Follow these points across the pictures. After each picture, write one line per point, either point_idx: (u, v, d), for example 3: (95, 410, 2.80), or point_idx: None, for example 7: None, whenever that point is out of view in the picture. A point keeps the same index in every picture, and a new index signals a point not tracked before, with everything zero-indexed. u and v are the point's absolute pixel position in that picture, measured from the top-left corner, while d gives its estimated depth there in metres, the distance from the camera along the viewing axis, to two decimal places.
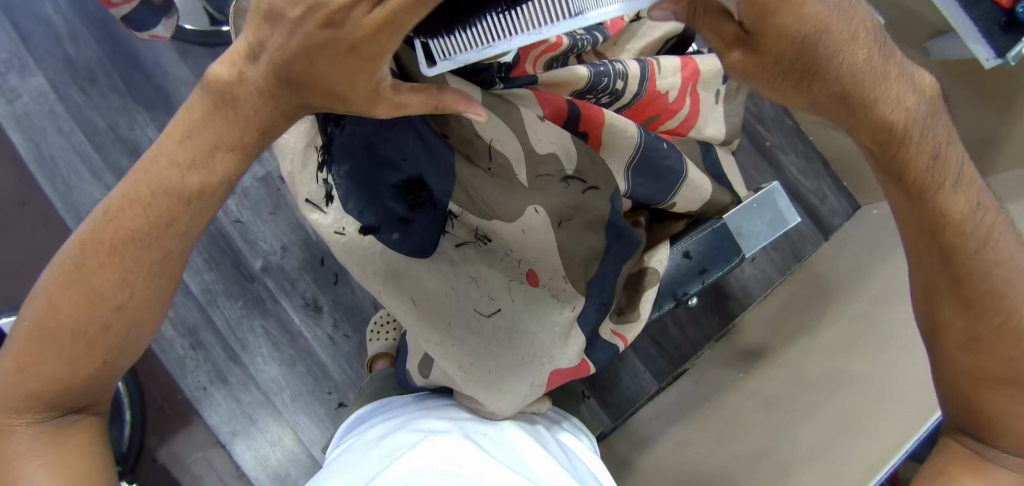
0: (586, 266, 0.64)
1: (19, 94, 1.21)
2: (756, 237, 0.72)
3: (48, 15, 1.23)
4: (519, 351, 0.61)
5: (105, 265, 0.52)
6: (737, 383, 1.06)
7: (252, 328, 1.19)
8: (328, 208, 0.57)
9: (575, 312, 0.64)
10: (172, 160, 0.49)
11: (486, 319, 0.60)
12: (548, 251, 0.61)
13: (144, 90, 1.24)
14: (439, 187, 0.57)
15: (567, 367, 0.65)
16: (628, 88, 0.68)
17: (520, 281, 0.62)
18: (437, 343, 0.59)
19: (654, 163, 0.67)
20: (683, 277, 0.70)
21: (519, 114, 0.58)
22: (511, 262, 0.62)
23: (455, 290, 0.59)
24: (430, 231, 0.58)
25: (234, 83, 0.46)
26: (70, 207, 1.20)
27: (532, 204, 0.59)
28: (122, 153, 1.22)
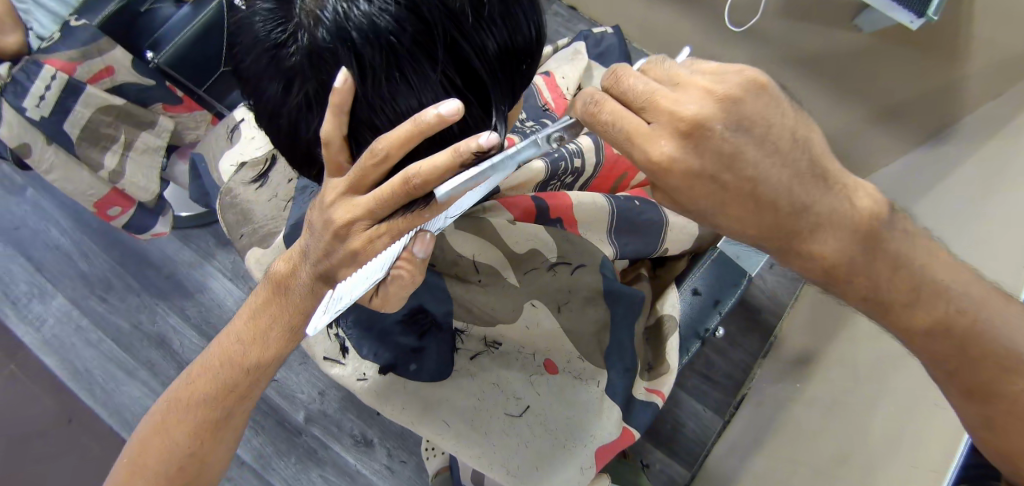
0: (597, 339, 0.65)
1: (45, 319, 1.29)
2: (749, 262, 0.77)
3: (59, 240, 1.33)
4: (559, 439, 0.64)
5: (181, 418, 0.57)
6: (795, 395, 1.03)
7: (310, 480, 1.19)
8: (346, 360, 0.62)
9: (601, 386, 0.65)
10: (236, 336, 0.56)
11: (519, 418, 0.63)
12: (556, 338, 0.64)
13: (157, 282, 1.31)
14: (438, 309, 0.61)
15: (611, 440, 0.65)
16: (587, 161, 0.71)
17: (539, 373, 0.65)
18: (478, 456, 0.61)
19: (631, 221, 0.69)
20: (701, 313, 0.73)
21: (489, 225, 0.62)
22: (527, 357, 0.65)
23: (483, 400, 0.63)
24: (443, 352, 0.61)
25: (288, 275, 0.53)
26: (112, 410, 1.23)
27: (529, 299, 0.63)
28: (150, 346, 1.26)
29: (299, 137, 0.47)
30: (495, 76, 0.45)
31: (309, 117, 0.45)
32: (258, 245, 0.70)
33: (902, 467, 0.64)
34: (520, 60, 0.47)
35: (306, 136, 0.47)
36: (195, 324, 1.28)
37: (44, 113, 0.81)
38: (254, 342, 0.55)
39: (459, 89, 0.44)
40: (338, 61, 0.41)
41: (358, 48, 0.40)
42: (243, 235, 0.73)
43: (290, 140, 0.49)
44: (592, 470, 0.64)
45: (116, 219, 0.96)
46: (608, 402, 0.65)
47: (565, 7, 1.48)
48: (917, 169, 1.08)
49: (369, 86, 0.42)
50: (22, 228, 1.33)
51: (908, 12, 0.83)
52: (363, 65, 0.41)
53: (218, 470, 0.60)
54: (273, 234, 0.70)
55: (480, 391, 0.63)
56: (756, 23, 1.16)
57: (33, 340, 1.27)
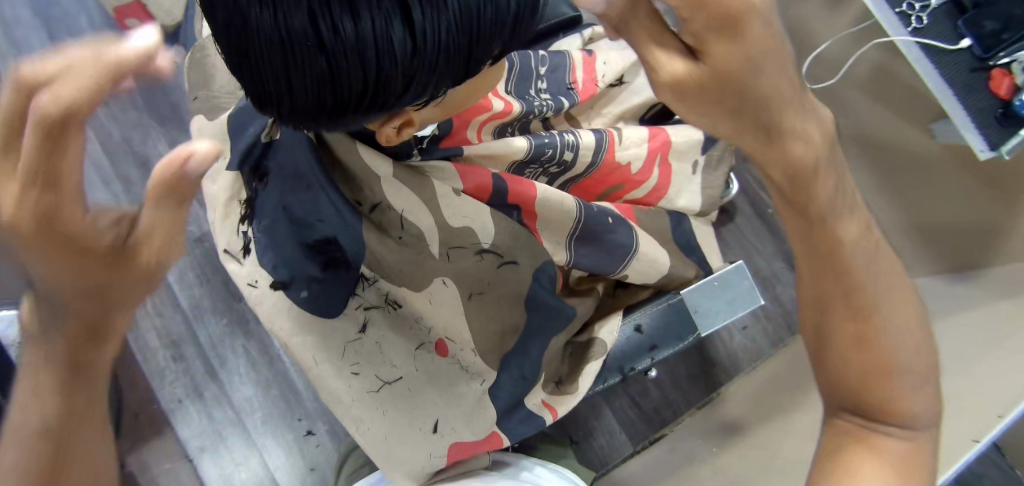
0: (501, 338, 0.65)
1: None
2: (714, 317, 0.69)
3: None
4: (418, 419, 0.62)
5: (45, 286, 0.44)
6: (707, 457, 1.03)
7: (234, 346, 1.21)
8: (245, 260, 0.59)
9: (484, 385, 0.65)
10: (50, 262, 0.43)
11: (387, 384, 0.61)
12: (456, 322, 0.63)
13: (161, 106, 1.28)
14: (351, 247, 0.58)
15: (471, 441, 0.65)
16: (580, 159, 0.70)
17: (426, 350, 0.64)
18: (336, 403, 0.60)
19: (597, 235, 0.68)
20: (634, 351, 0.68)
21: (432, 187, 0.59)
22: (422, 331, 0.64)
23: (357, 353, 0.60)
24: (339, 291, 0.59)
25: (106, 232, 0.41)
26: None
27: (440, 276, 0.61)
28: (133, 164, 1.26)
29: (213, 27, 0.40)
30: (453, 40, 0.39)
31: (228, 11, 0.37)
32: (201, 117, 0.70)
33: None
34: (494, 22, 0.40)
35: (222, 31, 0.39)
36: None
37: None
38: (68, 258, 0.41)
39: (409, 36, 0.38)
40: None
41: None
42: (198, 98, 0.71)
43: (210, 32, 0.40)
44: (442, 460, 0.63)
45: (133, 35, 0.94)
46: (485, 403, 0.65)
47: None
48: (916, 297, 1.04)
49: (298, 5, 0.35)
50: None
51: (982, 139, 0.76)
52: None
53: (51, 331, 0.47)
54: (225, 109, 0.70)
55: (357, 343, 0.60)
56: (833, 86, 1.09)
57: None
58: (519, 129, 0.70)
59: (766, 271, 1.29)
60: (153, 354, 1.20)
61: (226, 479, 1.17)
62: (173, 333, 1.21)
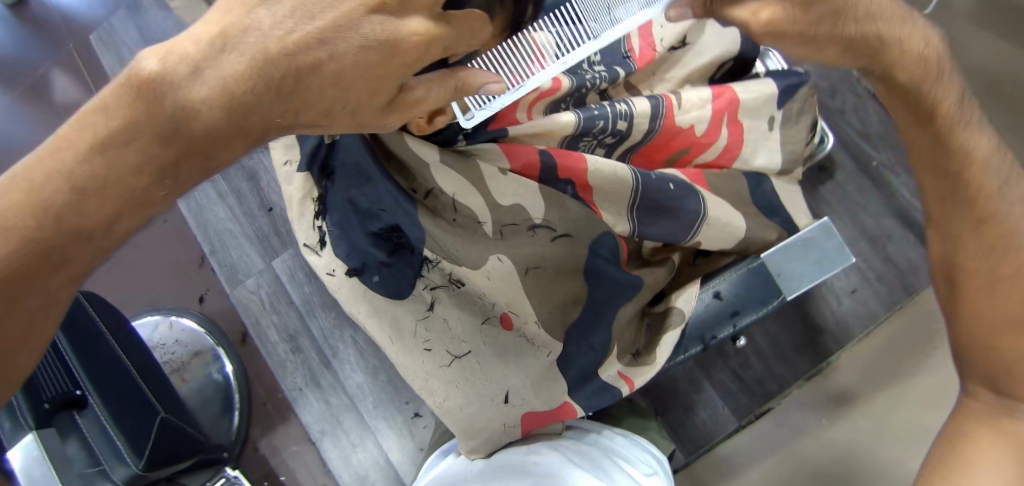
0: (564, 312, 0.65)
1: None
2: (800, 279, 0.65)
3: None
4: (491, 392, 0.64)
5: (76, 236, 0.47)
6: (816, 430, 0.97)
7: (343, 338, 1.32)
8: (322, 252, 0.65)
9: (551, 357, 0.65)
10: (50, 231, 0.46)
11: (457, 359, 0.63)
12: (519, 299, 0.62)
13: None
14: (413, 233, 0.59)
15: (544, 410, 0.66)
16: (636, 127, 0.67)
17: (492, 324, 0.64)
18: (415, 377, 0.63)
19: (659, 204, 0.66)
20: (713, 320, 0.65)
21: (478, 167, 0.60)
22: (487, 305, 0.63)
23: (426, 331, 0.62)
24: (406, 275, 0.61)
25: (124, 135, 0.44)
26: (201, 224, 1.40)
27: (495, 253, 0.60)
28: (242, 178, 1.40)
29: None
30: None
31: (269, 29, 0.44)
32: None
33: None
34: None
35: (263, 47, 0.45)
36: None
37: None
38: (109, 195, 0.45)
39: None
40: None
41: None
42: None
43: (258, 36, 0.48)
44: (516, 430, 0.66)
45: None
46: (554, 372, 0.66)
47: None
48: None
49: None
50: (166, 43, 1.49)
51: None
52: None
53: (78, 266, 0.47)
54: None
55: (426, 321, 0.62)
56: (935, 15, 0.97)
57: None
58: (573, 103, 0.69)
59: (875, 229, 1.18)
60: (274, 348, 1.33)
61: (346, 459, 1.28)
62: (290, 328, 1.33)
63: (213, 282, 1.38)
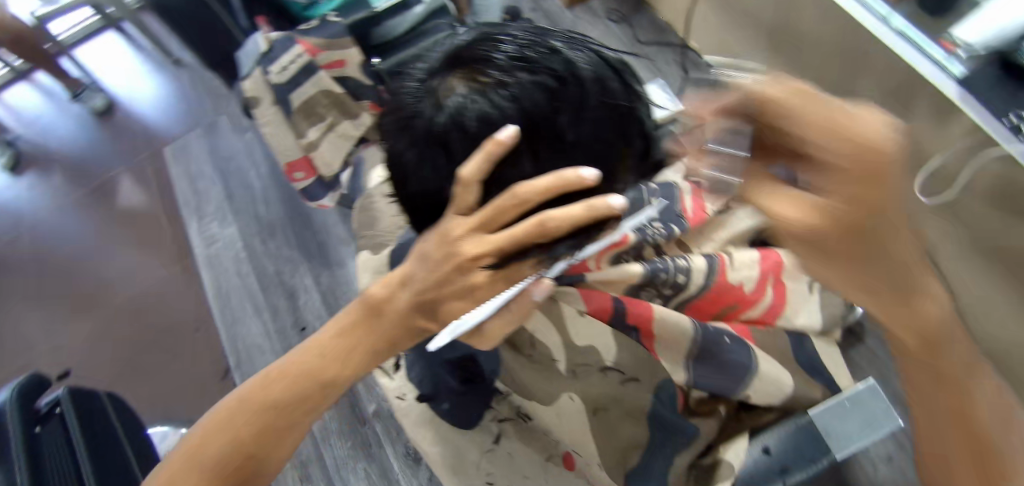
0: (622, 457, 0.66)
1: (217, 240, 1.54)
2: (853, 440, 0.63)
3: (253, 182, 1.59)
4: None
5: (280, 381, 0.60)
6: None
7: (354, 469, 1.26)
8: (394, 375, 0.77)
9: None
10: (320, 350, 0.60)
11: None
12: (581, 439, 0.67)
13: (308, 243, 1.49)
14: (488, 366, 0.70)
15: None
16: (692, 281, 0.73)
17: (554, 461, 0.72)
18: None
19: (713, 355, 0.68)
20: (763, 476, 0.62)
21: (559, 309, 0.67)
22: (549, 442, 0.73)
23: (490, 459, 0.72)
24: (478, 403, 0.72)
25: (383, 300, 0.58)
26: (231, 336, 1.42)
27: (566, 391, 0.66)
28: (280, 293, 1.44)
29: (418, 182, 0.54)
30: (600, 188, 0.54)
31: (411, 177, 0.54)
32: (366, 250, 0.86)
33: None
34: (608, 165, 0.53)
35: (411, 185, 0.55)
36: (321, 290, 1.43)
37: (281, 80, 1.01)
38: (335, 360, 0.59)
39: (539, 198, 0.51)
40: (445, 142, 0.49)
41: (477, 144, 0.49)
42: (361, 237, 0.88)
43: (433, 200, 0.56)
44: None
45: (299, 183, 1.12)
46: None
47: None
48: None
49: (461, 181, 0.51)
50: (238, 159, 1.63)
51: None
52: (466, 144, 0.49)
53: (281, 456, 0.62)
54: (385, 245, 0.86)
55: (491, 453, 0.72)
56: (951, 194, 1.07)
57: (202, 253, 1.53)
58: (633, 255, 0.76)
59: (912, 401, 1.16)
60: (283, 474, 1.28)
61: None
62: (302, 454, 1.29)
63: None
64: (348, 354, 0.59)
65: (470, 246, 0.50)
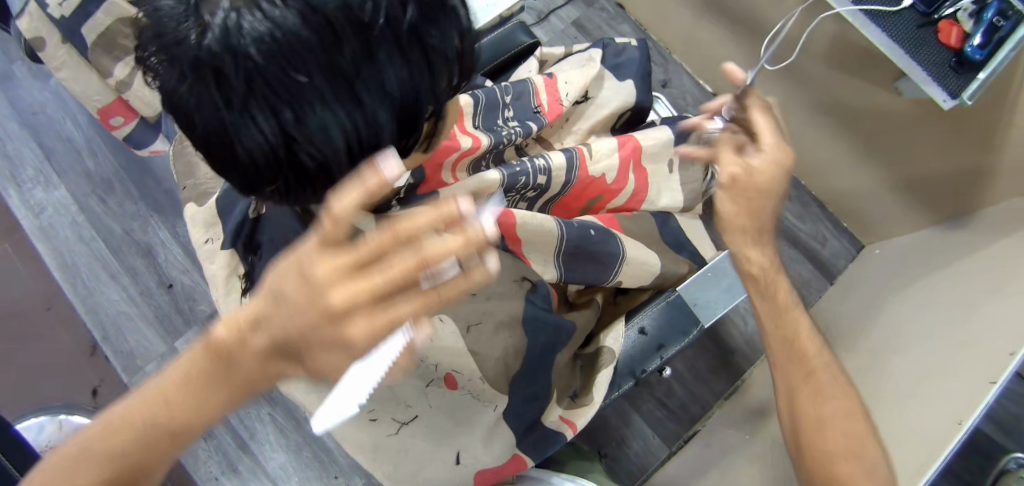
0: (506, 364, 0.66)
1: (44, 207, 1.31)
2: (716, 306, 0.71)
3: (71, 133, 1.35)
4: (444, 449, 0.67)
5: (90, 457, 0.48)
6: (741, 444, 1.00)
7: (260, 416, 1.22)
8: None
9: (497, 411, 0.67)
10: (152, 405, 0.49)
11: (404, 426, 0.66)
12: (461, 356, 0.64)
13: (156, 195, 1.32)
14: None
15: (494, 467, 0.69)
16: (554, 180, 0.72)
17: (437, 385, 0.66)
18: (355, 445, 0.65)
19: (582, 248, 0.70)
20: (640, 354, 0.70)
21: None
22: (428, 368, 0.66)
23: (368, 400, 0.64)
24: None
25: (231, 346, 0.47)
26: (91, 309, 1.26)
27: (436, 313, 0.63)
28: (137, 255, 1.29)
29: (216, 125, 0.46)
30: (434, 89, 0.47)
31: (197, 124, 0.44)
32: (195, 201, 0.74)
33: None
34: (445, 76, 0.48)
35: (199, 134, 0.45)
36: (184, 243, 1.30)
37: (65, 14, 0.82)
38: (182, 411, 0.48)
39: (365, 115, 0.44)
40: (227, 70, 0.40)
41: (269, 65, 0.40)
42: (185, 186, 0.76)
43: None
44: None
45: (120, 128, 0.99)
46: (502, 426, 0.68)
47: (612, 3, 1.41)
48: (917, 249, 1.07)
49: (261, 113, 0.42)
50: (44, 106, 1.36)
51: (941, 88, 0.74)
52: (253, 69, 0.40)
53: None
54: (211, 193, 0.75)
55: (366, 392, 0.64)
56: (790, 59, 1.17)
57: (29, 224, 1.31)
58: (492, 159, 0.75)
59: None
60: None
61: None
62: None
63: (107, 372, 1.24)
64: (200, 407, 0.48)
65: (359, 328, 0.41)
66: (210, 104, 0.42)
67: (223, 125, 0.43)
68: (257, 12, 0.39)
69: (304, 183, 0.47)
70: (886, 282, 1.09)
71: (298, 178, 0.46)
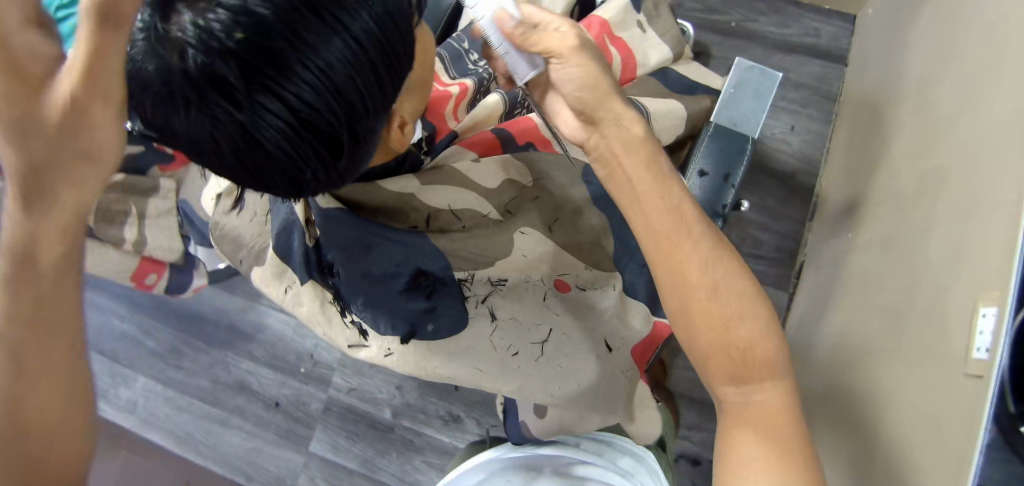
0: (594, 244, 0.77)
1: (136, 401, 1.37)
2: (751, 117, 0.72)
3: (121, 327, 1.41)
4: (591, 348, 0.74)
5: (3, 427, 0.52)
6: (848, 247, 1.01)
7: (417, 467, 1.26)
8: (370, 340, 0.69)
9: (616, 288, 0.77)
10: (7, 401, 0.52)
11: (545, 346, 0.72)
12: (558, 254, 0.75)
13: (222, 336, 1.38)
14: (438, 267, 0.68)
15: (640, 340, 0.78)
16: None
17: (553, 291, 0.75)
18: (514, 389, 0.70)
19: None
20: (716, 191, 0.69)
21: (459, 172, 0.73)
22: (536, 283, 0.74)
23: (501, 341, 0.70)
24: (455, 306, 0.69)
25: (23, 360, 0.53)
26: (223, 461, 1.31)
27: (517, 226, 0.73)
28: (234, 394, 1.35)
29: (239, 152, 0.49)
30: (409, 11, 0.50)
31: (225, 142, 0.48)
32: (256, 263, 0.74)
33: (971, 255, 0.62)
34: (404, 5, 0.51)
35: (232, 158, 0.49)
36: (265, 361, 1.35)
37: None
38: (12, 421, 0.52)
39: (346, 53, 0.46)
40: (225, 71, 0.44)
41: (258, 57, 0.43)
42: (242, 258, 0.76)
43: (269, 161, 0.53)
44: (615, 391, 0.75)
45: (156, 285, 1.03)
46: (626, 298, 0.77)
47: None
48: None
49: (270, 93, 0.45)
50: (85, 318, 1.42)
51: None
52: (244, 73, 0.44)
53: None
54: (264, 248, 0.74)
55: (499, 332, 0.71)
56: None
57: (130, 421, 1.36)
58: None
59: None
60: None
61: None
62: None
63: None
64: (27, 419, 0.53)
65: None
66: (228, 123, 0.46)
67: (244, 136, 0.47)
68: (220, 6, 0.43)
69: (334, 149, 0.50)
70: (902, 20, 1.05)
71: (329, 155, 0.51)
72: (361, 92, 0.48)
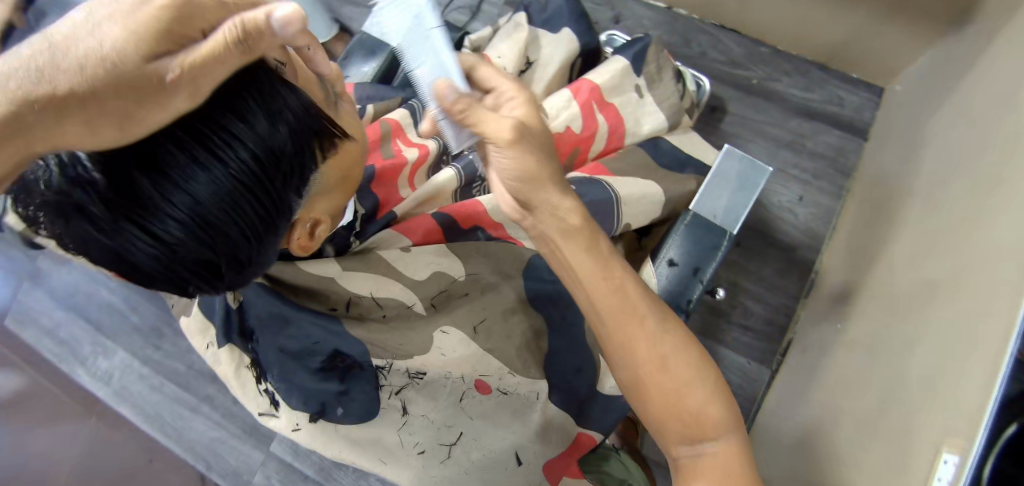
0: (528, 342, 0.75)
1: (112, 374, 1.38)
2: (733, 211, 0.73)
3: (108, 298, 1.42)
4: (496, 451, 0.76)
5: None
6: (837, 333, 0.97)
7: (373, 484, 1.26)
8: (279, 412, 0.75)
9: (541, 396, 0.75)
10: None
11: (451, 444, 0.76)
12: (480, 356, 0.71)
13: None
14: (354, 355, 0.69)
15: (553, 453, 0.81)
16: None
17: (472, 392, 0.72)
18: (411, 475, 0.77)
19: None
20: (682, 285, 0.71)
21: (384, 257, 0.74)
22: (456, 380, 0.71)
23: (406, 432, 0.75)
24: (367, 394, 0.72)
25: None
26: (186, 447, 1.32)
27: (439, 324, 0.71)
28: (206, 382, 1.35)
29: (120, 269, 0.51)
30: (290, 143, 0.50)
31: (105, 260, 0.49)
32: (183, 313, 0.83)
33: (948, 385, 0.59)
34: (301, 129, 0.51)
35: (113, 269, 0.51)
36: None
37: None
38: None
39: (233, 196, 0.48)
40: (85, 200, 0.45)
41: (147, 210, 0.45)
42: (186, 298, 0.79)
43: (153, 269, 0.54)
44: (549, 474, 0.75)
45: None
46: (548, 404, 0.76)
47: None
48: (943, 65, 1.00)
49: (130, 222, 0.46)
50: (75, 284, 1.43)
51: None
52: (124, 216, 0.46)
53: None
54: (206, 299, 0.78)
55: (406, 424, 0.74)
56: None
57: (104, 393, 1.36)
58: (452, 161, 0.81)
59: (787, 137, 1.25)
60: None
61: None
62: None
63: None
64: None
65: None
66: (108, 251, 0.48)
67: (124, 262, 0.49)
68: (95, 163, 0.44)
69: (215, 270, 0.52)
70: (928, 103, 1.00)
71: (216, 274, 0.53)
72: (248, 226, 0.50)
